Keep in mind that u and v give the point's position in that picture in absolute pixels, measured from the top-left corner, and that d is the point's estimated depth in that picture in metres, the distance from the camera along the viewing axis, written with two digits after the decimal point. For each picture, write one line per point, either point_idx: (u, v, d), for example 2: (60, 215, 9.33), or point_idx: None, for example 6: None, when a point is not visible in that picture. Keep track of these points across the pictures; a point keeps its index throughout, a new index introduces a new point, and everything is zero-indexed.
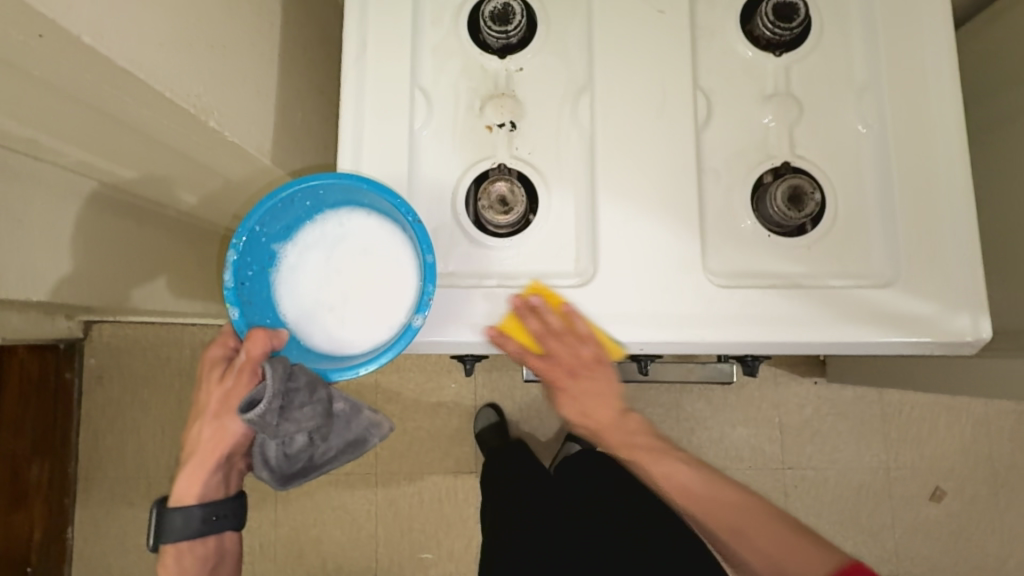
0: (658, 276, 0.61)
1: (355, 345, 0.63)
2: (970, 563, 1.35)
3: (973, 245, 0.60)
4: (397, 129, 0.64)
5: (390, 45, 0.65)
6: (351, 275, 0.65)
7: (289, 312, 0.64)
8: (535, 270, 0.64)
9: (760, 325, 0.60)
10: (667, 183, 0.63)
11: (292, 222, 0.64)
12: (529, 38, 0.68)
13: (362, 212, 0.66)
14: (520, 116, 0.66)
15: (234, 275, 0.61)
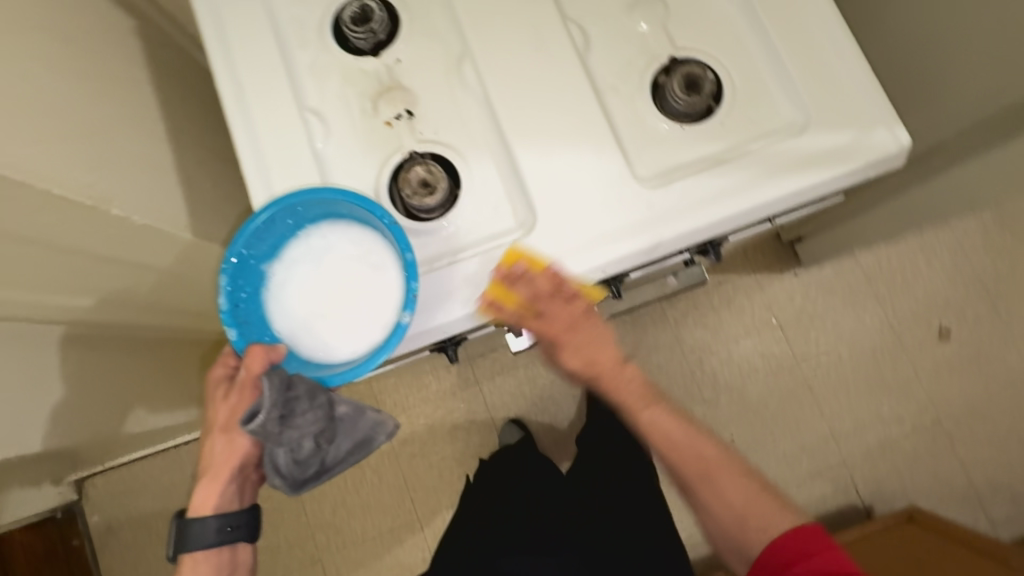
0: (596, 198, 0.63)
1: (353, 351, 0.64)
2: (999, 383, 1.37)
3: (864, 68, 0.63)
4: (300, 154, 0.65)
5: (267, 81, 0.67)
6: (343, 286, 0.66)
7: (285, 328, 0.66)
8: (481, 235, 0.65)
9: (703, 206, 0.62)
10: (573, 113, 0.66)
11: (277, 241, 0.66)
12: (395, 31, 0.70)
13: (342, 224, 0.67)
14: (413, 103, 0.68)
15: (228, 298, 0.63)
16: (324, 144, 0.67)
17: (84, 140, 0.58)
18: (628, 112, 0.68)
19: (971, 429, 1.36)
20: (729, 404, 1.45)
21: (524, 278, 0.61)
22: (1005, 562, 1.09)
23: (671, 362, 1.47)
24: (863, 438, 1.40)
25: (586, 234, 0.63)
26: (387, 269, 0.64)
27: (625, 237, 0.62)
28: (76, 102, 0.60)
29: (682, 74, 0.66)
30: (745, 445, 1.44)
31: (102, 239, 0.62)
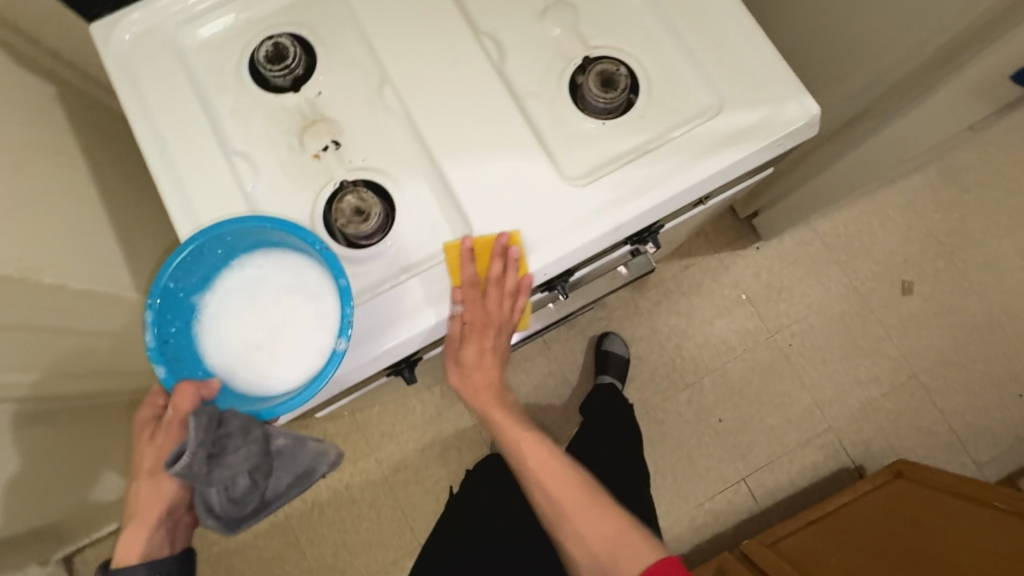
0: (528, 203, 0.66)
1: (287, 380, 0.65)
2: (966, 330, 1.40)
3: (770, 47, 0.69)
4: (229, 196, 0.68)
5: (189, 129, 0.70)
6: (277, 314, 0.66)
7: (218, 361, 0.66)
8: (419, 256, 0.67)
9: (633, 199, 0.66)
10: (497, 120, 0.69)
11: (207, 271, 0.67)
12: (313, 64, 0.72)
13: (275, 252, 0.68)
14: (338, 132, 0.70)
15: (155, 334, 0.64)
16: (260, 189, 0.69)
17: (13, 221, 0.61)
18: (546, 116, 0.71)
19: (948, 378, 1.38)
20: (713, 386, 1.49)
21: (504, 255, 0.65)
22: (997, 509, 1.11)
23: (650, 352, 1.52)
24: (845, 401, 1.42)
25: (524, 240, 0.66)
26: (322, 295, 0.66)
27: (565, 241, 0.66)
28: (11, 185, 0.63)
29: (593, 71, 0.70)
30: (733, 424, 1.47)
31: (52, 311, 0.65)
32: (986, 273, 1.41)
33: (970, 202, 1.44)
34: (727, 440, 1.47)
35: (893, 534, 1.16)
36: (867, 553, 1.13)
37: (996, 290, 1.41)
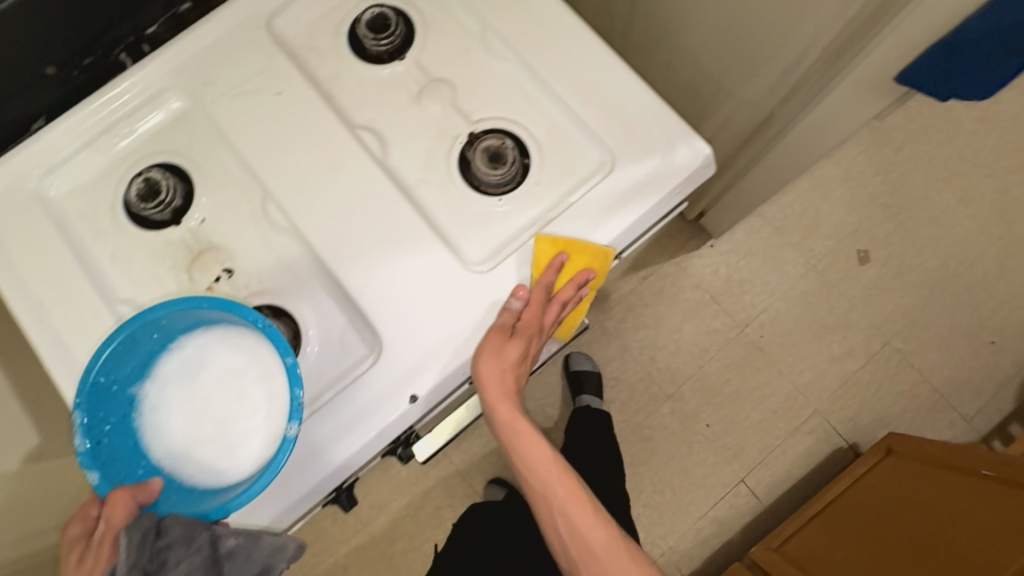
0: (554, 185, 0.57)
1: (240, 471, 0.51)
2: (928, 286, 1.42)
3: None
4: (144, 244, 0.58)
5: (80, 170, 0.59)
6: (221, 400, 0.53)
7: (169, 451, 0.52)
8: (423, 270, 0.54)
9: (643, 136, 0.56)
10: (459, 74, 0.61)
11: (146, 358, 0.53)
12: (190, 37, 0.60)
13: (218, 329, 0.54)
14: (254, 128, 0.58)
15: (87, 435, 0.50)
16: (166, 210, 0.57)
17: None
18: (504, 62, 0.61)
19: (915, 338, 1.40)
20: (694, 392, 1.39)
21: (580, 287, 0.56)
22: (981, 474, 1.02)
23: (626, 371, 1.41)
24: (825, 380, 1.39)
25: (521, 218, 0.57)
26: (269, 371, 0.52)
27: (585, 206, 0.56)
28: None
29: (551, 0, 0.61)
30: (722, 426, 1.38)
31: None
32: (934, 228, 1.44)
33: (906, 159, 1.47)
34: (718, 443, 1.38)
35: (908, 506, 1.05)
36: (863, 544, 1.04)
37: (947, 242, 1.44)
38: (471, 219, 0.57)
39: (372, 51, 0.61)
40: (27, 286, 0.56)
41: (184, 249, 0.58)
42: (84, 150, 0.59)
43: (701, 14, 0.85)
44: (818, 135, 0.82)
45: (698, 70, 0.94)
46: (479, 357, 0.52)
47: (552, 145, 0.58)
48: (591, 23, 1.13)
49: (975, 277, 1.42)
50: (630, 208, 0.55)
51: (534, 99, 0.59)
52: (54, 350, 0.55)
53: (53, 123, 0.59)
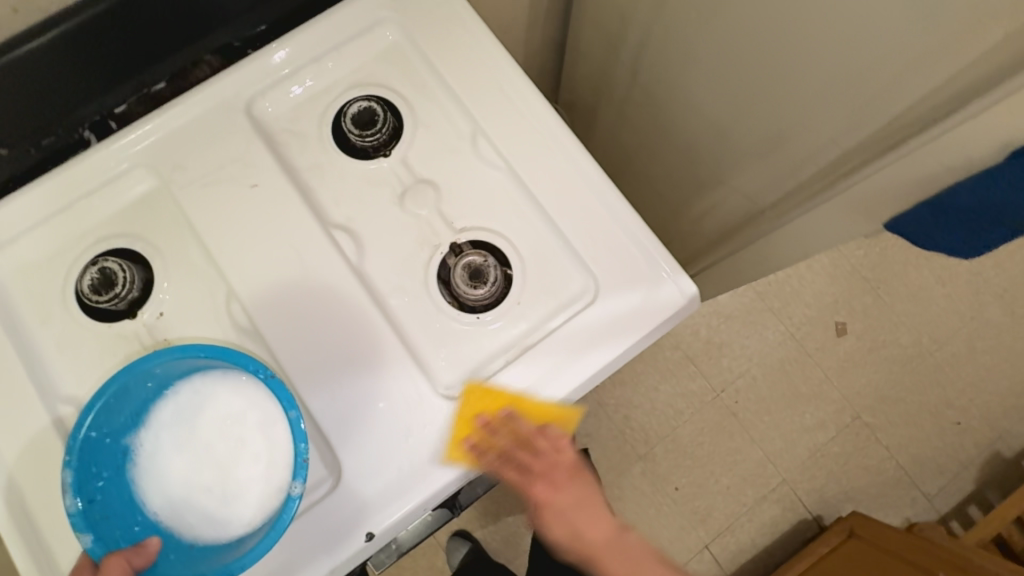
0: (536, 304, 0.55)
1: (244, 524, 0.48)
2: (900, 362, 1.44)
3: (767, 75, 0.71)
4: (88, 336, 0.54)
5: (27, 249, 0.55)
6: (223, 448, 0.49)
7: (166, 504, 0.48)
8: (391, 392, 0.52)
9: (628, 266, 0.55)
10: (446, 177, 0.58)
11: (139, 407, 0.49)
12: (157, 117, 0.56)
13: (217, 373, 0.50)
14: (220, 222, 0.55)
15: (79, 494, 0.46)
16: (121, 303, 0.54)
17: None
18: (493, 169, 0.58)
19: (884, 413, 1.42)
20: (666, 453, 1.39)
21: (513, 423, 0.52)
22: None
23: (599, 428, 1.39)
24: (795, 450, 1.40)
25: (498, 340, 0.54)
26: (271, 421, 0.48)
27: (566, 335, 0.54)
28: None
29: (547, 109, 0.59)
30: (690, 490, 1.37)
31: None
32: (910, 305, 1.47)
33: None
34: (685, 507, 1.37)
35: None
36: None
37: (921, 321, 1.46)
38: (446, 338, 0.54)
39: (356, 144, 0.58)
40: None
41: (136, 345, 0.54)
42: (36, 229, 0.55)
43: (702, 104, 0.84)
44: (802, 243, 0.82)
45: (693, 153, 0.93)
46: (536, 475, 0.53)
47: (537, 263, 0.56)
48: (590, 87, 1.12)
49: (946, 358, 1.45)
50: (611, 334, 0.54)
51: (523, 212, 0.57)
52: None
53: (7, 200, 0.55)
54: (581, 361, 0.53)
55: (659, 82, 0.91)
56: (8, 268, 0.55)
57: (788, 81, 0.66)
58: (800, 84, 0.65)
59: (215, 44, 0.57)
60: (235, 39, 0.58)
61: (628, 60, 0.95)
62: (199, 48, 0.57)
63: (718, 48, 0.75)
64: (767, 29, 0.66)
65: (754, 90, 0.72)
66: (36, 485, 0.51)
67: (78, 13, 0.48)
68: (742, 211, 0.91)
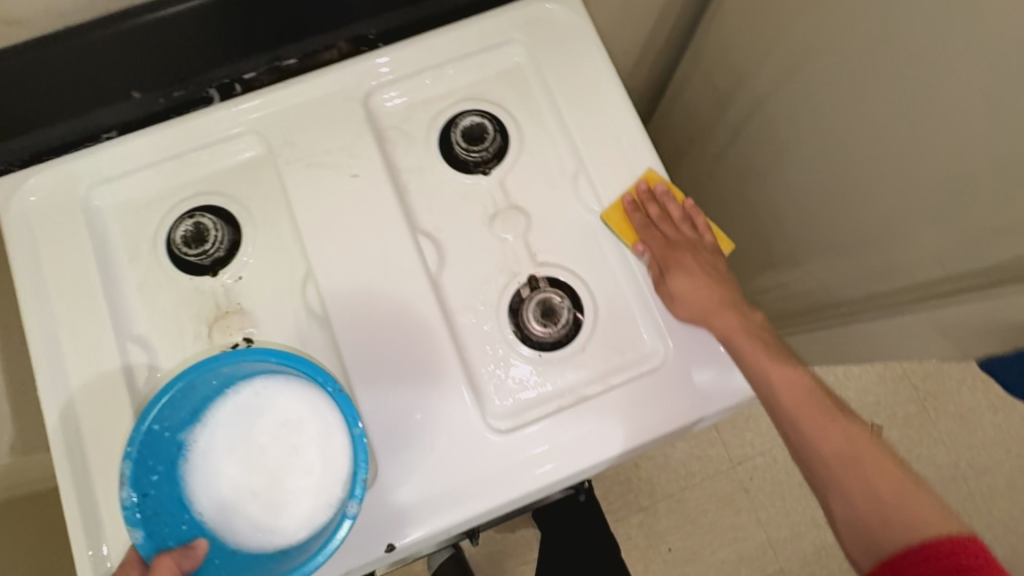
0: (610, 363, 0.54)
1: (290, 534, 0.48)
2: (932, 481, 1.37)
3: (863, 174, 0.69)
4: (168, 284, 0.56)
5: (132, 188, 0.57)
6: (276, 454, 0.49)
7: (215, 505, 0.48)
8: (443, 409, 0.52)
9: (706, 343, 0.54)
10: (538, 208, 0.58)
11: (199, 403, 0.49)
12: (279, 90, 0.58)
13: (281, 376, 0.50)
14: (316, 202, 0.56)
15: (135, 488, 0.45)
16: (207, 259, 0.56)
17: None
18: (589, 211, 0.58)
19: None
20: (667, 511, 1.36)
21: (662, 202, 0.57)
22: None
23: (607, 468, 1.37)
24: (800, 542, 1.35)
25: (555, 384, 0.54)
26: (329, 432, 0.49)
27: (631, 402, 0.52)
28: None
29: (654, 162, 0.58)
30: (683, 554, 1.34)
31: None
32: (955, 425, 1.40)
33: None
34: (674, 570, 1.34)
35: None
36: None
37: (963, 444, 1.39)
38: (502, 365, 0.54)
39: (459, 156, 0.59)
40: (45, 300, 0.54)
41: (211, 303, 0.56)
42: (144, 170, 0.57)
43: (797, 185, 0.82)
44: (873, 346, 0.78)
45: (773, 229, 0.90)
46: (670, 269, 0.55)
47: (610, 316, 0.56)
48: (683, 135, 1.10)
49: (982, 489, 1.37)
50: (680, 404, 0.52)
51: (607, 261, 0.57)
52: (52, 377, 0.52)
53: (122, 137, 0.56)
54: (641, 428, 0.52)
55: (757, 150, 0.89)
56: (110, 201, 0.57)
57: (900, 192, 0.64)
58: (912, 199, 0.62)
59: (350, 34, 0.58)
60: (369, 33, 0.59)
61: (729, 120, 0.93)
62: (336, 36, 0.58)
63: (822, 138, 0.73)
64: (885, 136, 0.63)
65: (857, 190, 0.70)
66: (93, 421, 0.52)
67: None
68: (811, 298, 0.88)
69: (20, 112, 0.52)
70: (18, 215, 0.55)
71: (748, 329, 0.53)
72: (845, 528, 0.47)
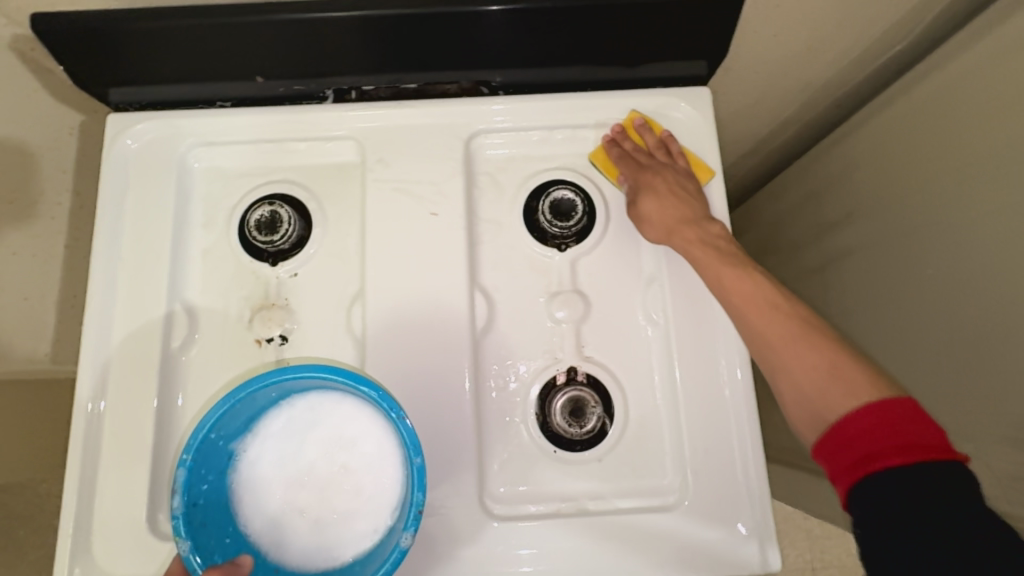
0: (635, 483, 0.53)
1: (338, 557, 0.46)
2: None
3: (914, 373, 0.65)
4: (228, 260, 0.57)
5: (225, 158, 0.59)
6: (325, 470, 0.48)
7: (262, 521, 0.47)
8: (446, 473, 0.51)
9: (726, 492, 0.51)
10: (601, 300, 0.57)
11: (254, 413, 0.49)
12: (389, 108, 0.58)
13: (335, 394, 0.49)
14: (390, 226, 0.56)
15: (186, 495, 0.45)
16: (272, 249, 0.56)
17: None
18: (647, 323, 0.56)
19: None
20: None
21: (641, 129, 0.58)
22: None
23: None
24: None
25: (564, 487, 0.52)
26: (380, 459, 0.48)
27: (642, 536, 0.50)
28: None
29: None
30: None
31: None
32: None
33: None
34: None
35: None
36: None
37: None
38: (506, 442, 0.53)
39: (541, 224, 0.58)
40: (114, 241, 0.55)
41: (261, 291, 0.56)
42: (242, 145, 0.58)
43: (847, 349, 0.76)
44: None
45: None
46: (653, 190, 0.55)
47: (638, 437, 0.54)
48: None
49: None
50: (693, 553, 0.50)
51: (652, 377, 0.55)
52: (99, 319, 0.53)
53: (228, 111, 0.58)
54: (653, 563, 0.50)
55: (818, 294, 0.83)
56: (202, 165, 0.59)
57: (970, 409, 0.58)
58: (985, 419, 0.57)
59: (473, 77, 0.58)
60: (493, 81, 0.59)
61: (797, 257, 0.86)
62: (460, 74, 0.58)
63: (891, 313, 0.68)
64: (970, 345, 0.58)
65: (915, 384, 0.65)
66: (122, 371, 0.53)
67: (382, 7, 0.52)
68: None
69: (154, 65, 0.54)
70: (117, 156, 0.57)
71: (676, 180, 0.56)
72: (788, 399, 0.46)
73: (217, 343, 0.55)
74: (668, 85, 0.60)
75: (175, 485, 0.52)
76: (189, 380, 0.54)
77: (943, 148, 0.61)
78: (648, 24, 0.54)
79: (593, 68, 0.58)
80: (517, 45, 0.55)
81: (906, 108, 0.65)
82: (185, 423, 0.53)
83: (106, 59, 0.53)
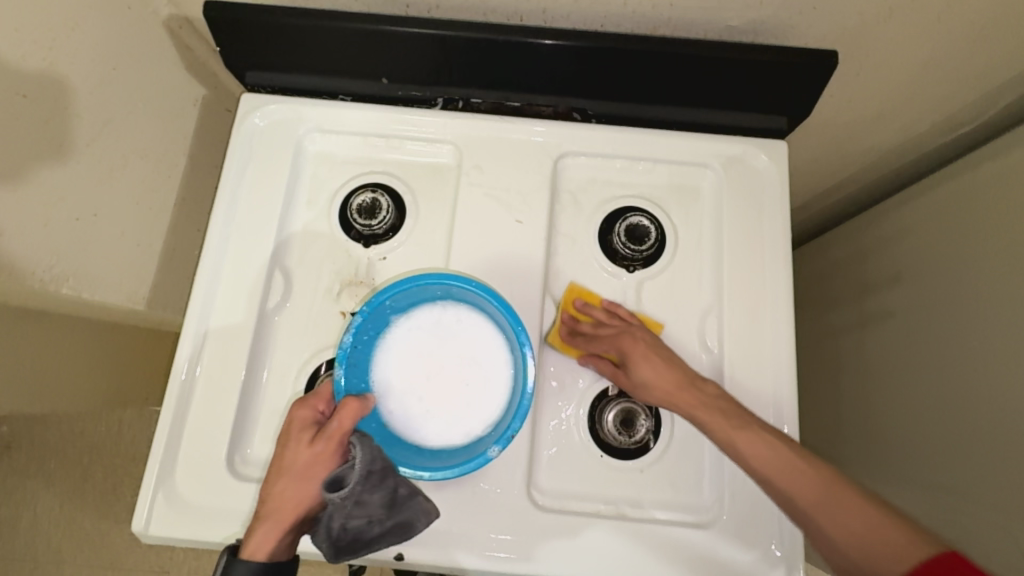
0: (673, 498, 0.56)
1: (429, 440, 0.54)
2: None
3: (938, 441, 0.67)
4: (326, 234, 0.62)
5: (337, 144, 0.65)
6: (447, 368, 0.56)
7: (388, 384, 0.55)
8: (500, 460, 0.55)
9: (757, 521, 0.54)
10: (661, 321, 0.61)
11: (418, 300, 0.57)
12: (490, 121, 0.63)
13: (482, 315, 0.57)
14: (477, 227, 0.61)
15: (354, 336, 0.53)
16: (368, 232, 0.62)
17: (13, 93, 0.52)
18: (703, 349, 0.60)
19: None
20: None
21: (584, 310, 0.58)
22: None
23: None
24: None
25: (606, 492, 0.56)
26: (494, 380, 0.55)
27: (675, 548, 0.53)
28: (69, 45, 0.55)
29: (787, 336, 0.59)
30: None
31: (34, 260, 0.58)
32: None
33: None
34: None
35: None
36: None
37: None
38: (556, 442, 0.57)
39: (614, 245, 0.62)
40: (234, 203, 0.62)
41: (352, 268, 0.61)
42: (352, 136, 0.64)
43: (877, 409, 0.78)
44: None
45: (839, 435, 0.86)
46: (632, 361, 0.55)
47: (681, 455, 0.57)
48: None
49: None
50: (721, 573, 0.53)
51: None
52: (210, 270, 0.59)
53: (349, 105, 0.64)
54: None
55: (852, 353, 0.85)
56: (316, 149, 0.65)
57: (993, 483, 0.60)
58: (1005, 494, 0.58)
59: (570, 103, 0.64)
60: (588, 109, 0.64)
61: (835, 311, 0.89)
62: (559, 100, 0.64)
63: (923, 379, 0.70)
64: (996, 415, 0.60)
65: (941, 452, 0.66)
66: (225, 320, 0.59)
67: (503, 32, 0.58)
68: None
69: (296, 57, 0.61)
70: (245, 130, 0.63)
71: (651, 344, 0.55)
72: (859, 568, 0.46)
73: (307, 308, 0.60)
74: (747, 135, 0.65)
75: (254, 429, 0.57)
76: (278, 337, 0.59)
77: (992, 226, 0.64)
78: (740, 77, 0.60)
79: (681, 110, 0.64)
80: (616, 81, 0.61)
81: (963, 187, 0.69)
82: (269, 377, 0.58)
83: (255, 45, 0.60)
